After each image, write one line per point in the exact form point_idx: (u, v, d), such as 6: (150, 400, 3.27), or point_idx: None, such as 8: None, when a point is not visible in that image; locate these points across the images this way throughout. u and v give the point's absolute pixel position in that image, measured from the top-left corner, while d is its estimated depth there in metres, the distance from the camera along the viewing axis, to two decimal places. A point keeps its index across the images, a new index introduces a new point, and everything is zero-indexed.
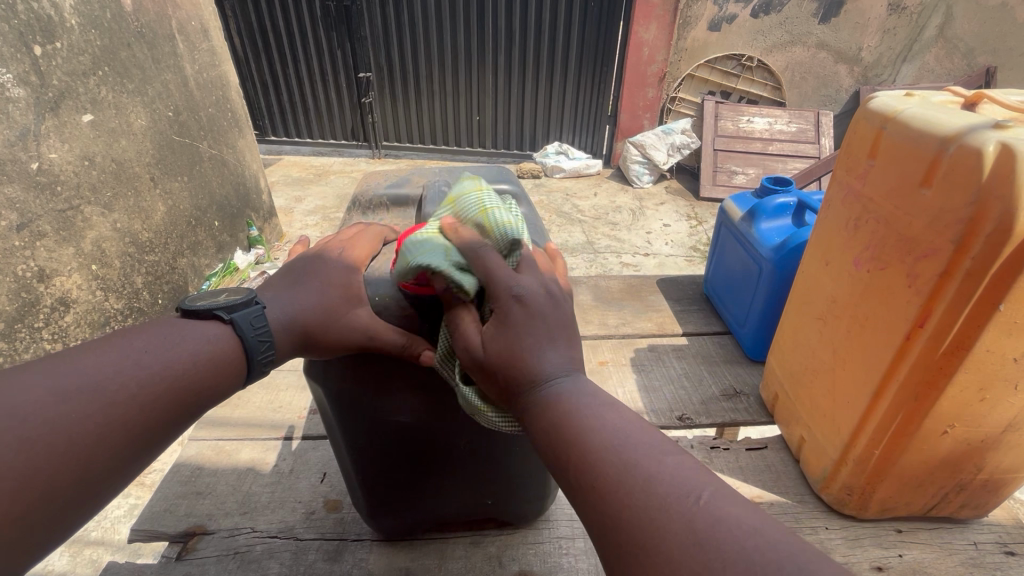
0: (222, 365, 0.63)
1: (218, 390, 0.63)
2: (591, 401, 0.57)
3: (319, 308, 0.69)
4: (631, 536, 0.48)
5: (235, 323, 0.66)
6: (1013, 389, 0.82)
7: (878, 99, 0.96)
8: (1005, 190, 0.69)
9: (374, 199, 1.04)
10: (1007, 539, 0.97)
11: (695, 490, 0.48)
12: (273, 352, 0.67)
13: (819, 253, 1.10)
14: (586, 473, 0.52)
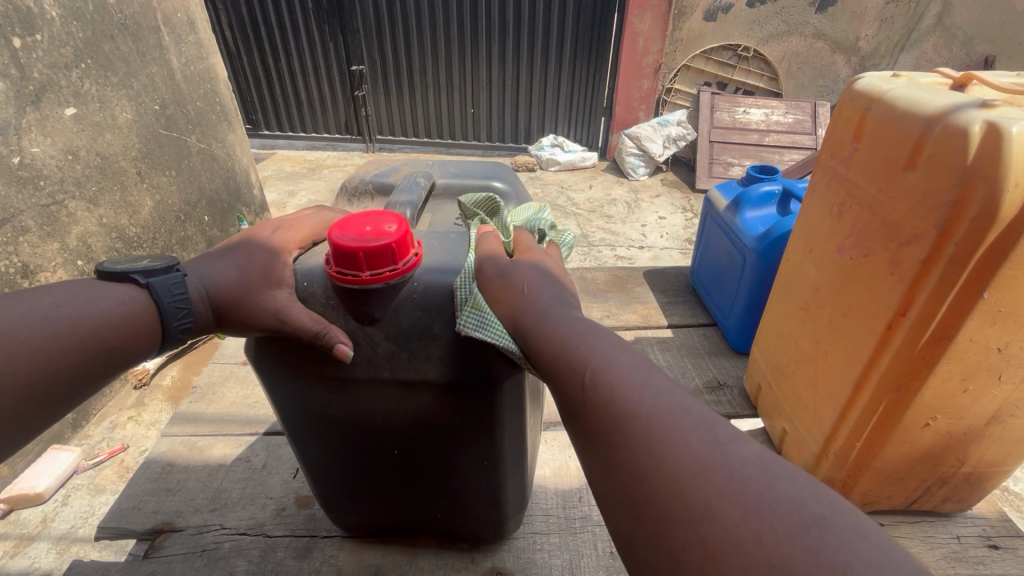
0: (137, 330, 0.64)
1: (133, 351, 0.65)
2: (603, 332, 0.56)
3: (234, 284, 0.67)
4: (639, 431, 0.46)
5: (152, 288, 0.66)
6: (996, 380, 0.80)
7: (864, 79, 0.93)
8: (990, 172, 0.66)
9: (362, 187, 1.02)
10: (990, 533, 0.96)
11: (708, 411, 0.46)
12: (190, 321, 0.67)
13: (802, 241, 1.07)
14: (592, 371, 0.51)
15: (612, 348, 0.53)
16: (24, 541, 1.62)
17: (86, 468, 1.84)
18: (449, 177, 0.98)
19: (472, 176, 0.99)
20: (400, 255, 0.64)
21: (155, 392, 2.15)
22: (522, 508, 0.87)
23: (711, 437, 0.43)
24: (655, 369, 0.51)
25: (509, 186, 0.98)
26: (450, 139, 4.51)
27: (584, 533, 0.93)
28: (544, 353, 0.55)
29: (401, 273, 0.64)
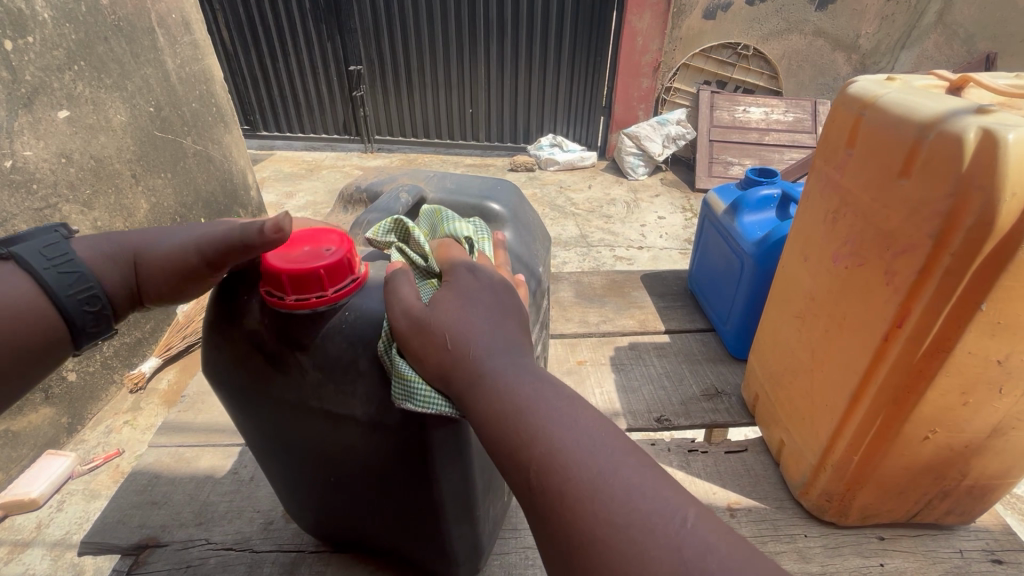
0: (12, 308, 0.62)
1: (25, 315, 0.63)
2: (553, 404, 0.54)
3: (176, 254, 0.69)
4: (619, 541, 0.45)
5: (14, 257, 0.63)
6: (996, 393, 0.77)
7: (857, 83, 0.91)
8: (986, 180, 0.64)
9: (357, 194, 1.00)
10: (994, 546, 0.93)
11: (679, 512, 0.46)
12: (89, 284, 0.66)
13: (798, 246, 1.05)
14: (555, 477, 0.49)
15: (569, 435, 0.51)
16: (18, 547, 1.61)
17: (80, 474, 1.82)
18: (443, 193, 0.95)
19: (469, 190, 0.96)
20: (329, 282, 0.64)
21: (151, 396, 2.10)
22: (481, 549, 0.83)
23: (691, 554, 0.43)
24: (612, 459, 0.49)
25: (505, 208, 0.94)
26: (449, 139, 4.48)
27: None
28: (502, 448, 0.53)
29: (332, 299, 0.64)
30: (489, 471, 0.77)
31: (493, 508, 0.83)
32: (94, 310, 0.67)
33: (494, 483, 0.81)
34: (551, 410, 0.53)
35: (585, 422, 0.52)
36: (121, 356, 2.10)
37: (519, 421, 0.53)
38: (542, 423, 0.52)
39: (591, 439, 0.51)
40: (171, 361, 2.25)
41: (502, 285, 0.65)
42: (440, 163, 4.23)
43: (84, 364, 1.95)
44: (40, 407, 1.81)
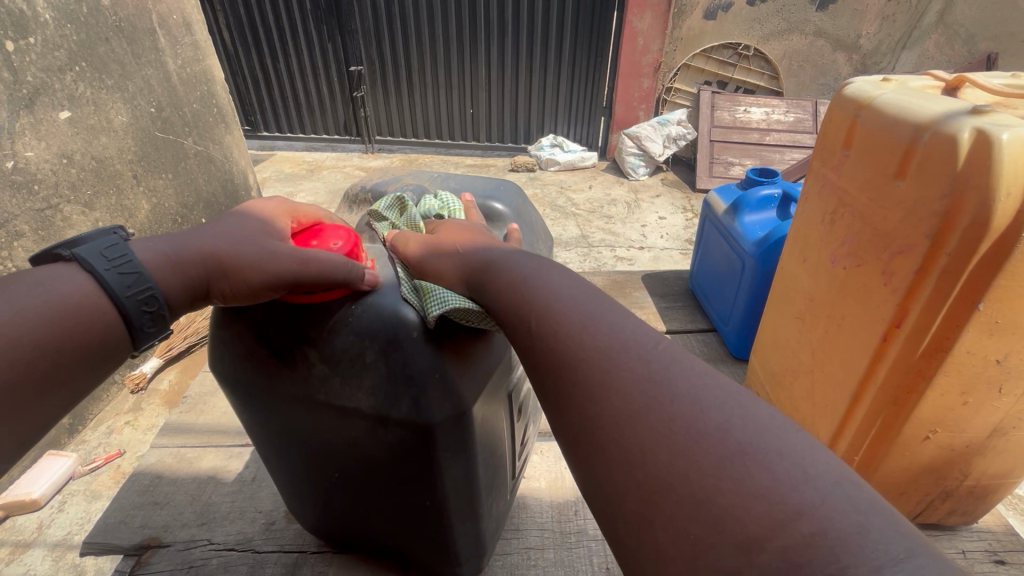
0: (73, 309, 0.58)
1: (90, 319, 0.59)
2: (547, 271, 0.60)
3: (219, 247, 0.65)
4: (593, 369, 0.49)
5: (79, 257, 0.60)
6: (996, 393, 0.77)
7: (853, 85, 0.91)
8: (980, 181, 0.64)
9: (365, 193, 1.00)
10: (996, 547, 0.94)
11: (654, 340, 0.50)
12: (154, 286, 0.61)
13: (797, 249, 1.05)
14: (544, 323, 0.54)
15: (562, 290, 0.57)
16: (19, 548, 1.61)
17: (82, 474, 1.82)
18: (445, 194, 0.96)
19: (473, 190, 0.96)
20: None
21: (152, 396, 2.11)
22: (480, 546, 0.83)
23: (657, 367, 0.47)
24: (605, 313, 0.54)
25: (508, 208, 0.94)
26: (449, 140, 4.48)
27: (579, 548, 0.91)
28: (504, 307, 0.59)
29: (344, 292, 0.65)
30: (491, 468, 0.77)
31: (495, 506, 0.83)
32: (152, 312, 0.62)
33: (497, 481, 0.81)
34: (571, 298, 0.55)
35: (575, 286, 0.57)
36: None
37: (539, 313, 0.55)
38: (536, 288, 0.58)
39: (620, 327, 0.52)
40: (171, 361, 2.25)
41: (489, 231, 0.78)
42: (440, 163, 4.22)
43: None
44: None
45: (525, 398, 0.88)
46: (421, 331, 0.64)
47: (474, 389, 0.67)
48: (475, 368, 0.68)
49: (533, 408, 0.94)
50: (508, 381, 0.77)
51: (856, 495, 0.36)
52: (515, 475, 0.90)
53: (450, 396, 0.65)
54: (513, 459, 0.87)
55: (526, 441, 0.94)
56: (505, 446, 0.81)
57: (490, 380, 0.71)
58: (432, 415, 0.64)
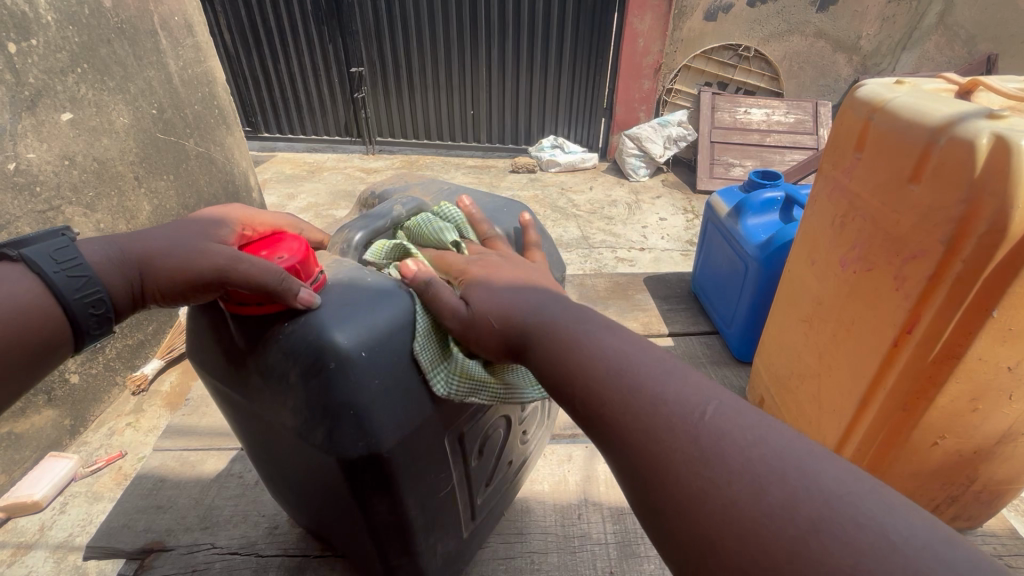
0: (27, 313, 0.60)
1: (37, 322, 0.61)
2: (588, 331, 0.59)
3: (162, 251, 0.66)
4: (645, 448, 0.49)
5: (26, 259, 0.61)
6: (1007, 399, 0.77)
7: (866, 88, 0.91)
8: (998, 187, 0.64)
9: (374, 197, 0.99)
10: (1000, 551, 0.93)
11: (699, 406, 0.48)
12: (97, 288, 0.63)
13: (805, 250, 1.05)
14: (592, 398, 0.54)
15: (604, 354, 0.56)
16: (20, 550, 1.61)
17: (83, 476, 1.82)
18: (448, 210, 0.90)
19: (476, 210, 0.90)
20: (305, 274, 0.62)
21: (154, 398, 2.10)
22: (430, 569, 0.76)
23: (708, 442, 0.45)
24: (646, 374, 0.53)
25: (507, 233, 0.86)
26: (450, 141, 4.48)
27: (583, 552, 0.91)
28: (551, 374, 0.58)
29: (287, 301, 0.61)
30: (437, 506, 0.71)
31: (448, 541, 0.77)
32: (99, 314, 0.65)
33: (448, 518, 0.75)
34: (607, 353, 0.56)
35: (615, 346, 0.56)
36: (123, 358, 2.10)
37: (586, 377, 0.55)
38: (580, 352, 0.57)
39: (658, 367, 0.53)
40: (172, 363, 2.24)
41: (510, 267, 0.73)
42: (441, 164, 4.22)
43: (87, 365, 1.95)
44: (43, 409, 1.82)
45: (497, 432, 0.81)
46: (339, 364, 0.58)
47: (399, 426, 0.62)
48: (406, 402, 0.62)
49: (514, 440, 0.87)
50: (461, 418, 0.70)
51: (937, 555, 0.36)
52: (483, 509, 0.83)
53: (365, 434, 0.59)
54: (476, 494, 0.80)
55: (503, 473, 0.87)
56: (455, 470, 0.73)
57: (427, 417, 0.64)
58: (343, 451, 0.59)
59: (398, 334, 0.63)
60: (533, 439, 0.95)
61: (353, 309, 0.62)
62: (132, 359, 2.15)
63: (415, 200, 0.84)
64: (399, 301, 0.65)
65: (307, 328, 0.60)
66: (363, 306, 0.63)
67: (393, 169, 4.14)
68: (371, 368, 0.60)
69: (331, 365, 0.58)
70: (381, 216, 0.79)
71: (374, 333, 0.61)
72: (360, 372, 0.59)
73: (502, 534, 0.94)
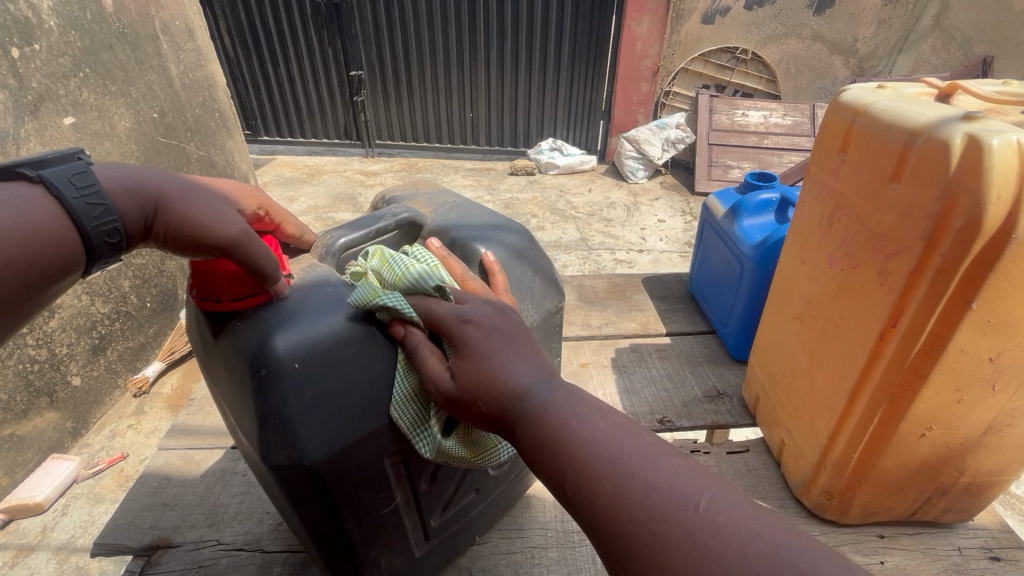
0: (45, 240, 0.56)
1: (58, 251, 0.56)
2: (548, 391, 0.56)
3: (179, 200, 0.62)
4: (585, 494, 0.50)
5: (46, 182, 0.56)
6: (989, 390, 0.79)
7: (849, 91, 0.93)
8: (971, 184, 0.66)
9: (384, 202, 1.00)
10: (992, 544, 0.95)
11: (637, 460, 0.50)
12: (117, 223, 0.59)
13: (795, 248, 1.07)
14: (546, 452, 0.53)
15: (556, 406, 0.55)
16: (24, 551, 1.62)
17: (85, 477, 1.83)
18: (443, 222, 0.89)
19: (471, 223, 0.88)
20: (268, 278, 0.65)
21: (155, 400, 2.11)
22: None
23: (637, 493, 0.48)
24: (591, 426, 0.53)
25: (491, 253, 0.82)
26: (449, 144, 4.51)
27: (582, 547, 0.92)
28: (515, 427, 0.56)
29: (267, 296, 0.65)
30: (376, 525, 0.71)
31: (394, 560, 0.76)
32: (114, 244, 0.60)
33: (392, 538, 0.74)
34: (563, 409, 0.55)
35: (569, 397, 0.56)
36: (125, 360, 2.11)
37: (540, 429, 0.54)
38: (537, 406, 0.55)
39: (597, 424, 0.54)
40: (174, 365, 2.26)
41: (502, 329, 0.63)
42: (441, 167, 4.25)
43: (88, 367, 1.96)
44: (45, 410, 1.82)
45: (457, 461, 0.78)
46: (270, 371, 0.61)
47: (324, 443, 0.62)
48: (341, 417, 0.63)
49: (481, 469, 0.83)
50: (405, 444, 0.69)
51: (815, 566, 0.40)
52: (439, 532, 0.82)
53: (286, 446, 0.61)
54: (429, 518, 0.79)
55: (465, 499, 0.84)
56: (400, 491, 0.73)
57: (361, 436, 0.65)
58: (268, 458, 0.62)
59: (341, 350, 0.64)
60: (512, 469, 0.90)
61: (297, 316, 0.64)
62: (134, 361, 2.15)
63: (412, 210, 0.83)
64: (347, 315, 0.66)
65: (250, 335, 0.63)
66: (306, 317, 0.64)
67: (393, 173, 4.16)
68: (302, 381, 0.62)
69: (263, 373, 0.61)
70: (372, 223, 0.79)
71: (311, 346, 0.63)
72: (290, 384, 0.61)
73: (503, 530, 0.95)
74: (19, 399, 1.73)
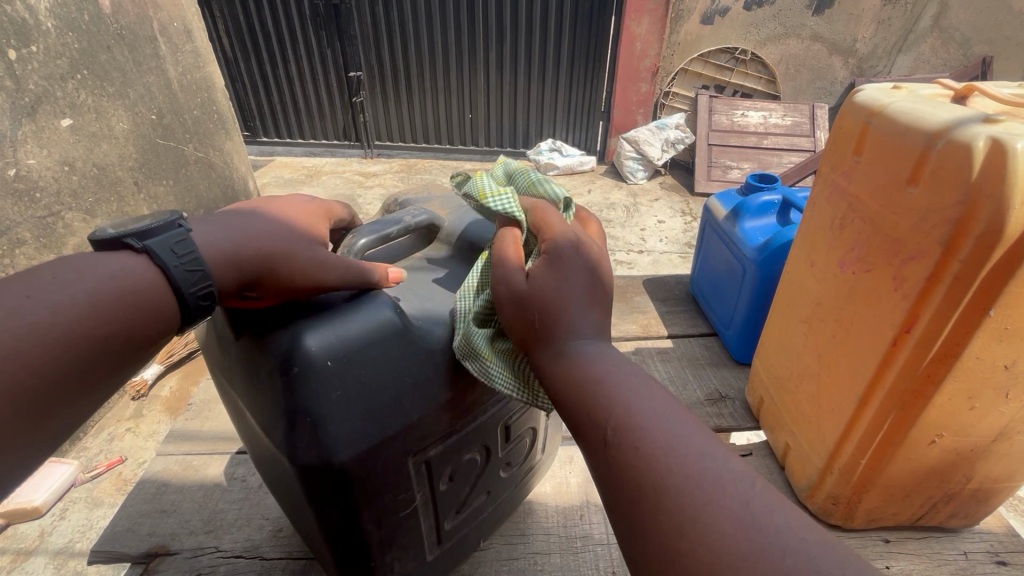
0: (146, 312, 0.56)
1: (160, 324, 0.58)
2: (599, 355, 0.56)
3: (271, 249, 0.62)
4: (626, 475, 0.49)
5: (150, 252, 0.57)
6: (1002, 398, 0.78)
7: (863, 92, 0.92)
8: (995, 190, 0.65)
9: (394, 205, 0.99)
10: (998, 548, 0.95)
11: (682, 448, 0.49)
12: (212, 284, 0.59)
13: (804, 252, 1.06)
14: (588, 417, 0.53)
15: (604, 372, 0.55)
16: (21, 556, 1.61)
17: (83, 481, 1.82)
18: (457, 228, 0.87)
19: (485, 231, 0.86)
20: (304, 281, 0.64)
21: (153, 402, 2.10)
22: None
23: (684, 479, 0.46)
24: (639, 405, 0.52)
25: None
26: (448, 145, 4.50)
27: (585, 552, 0.91)
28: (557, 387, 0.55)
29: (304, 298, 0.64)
30: (393, 528, 0.70)
31: (408, 564, 0.75)
32: (207, 306, 0.60)
33: (407, 541, 0.73)
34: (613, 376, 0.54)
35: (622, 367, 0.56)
36: None
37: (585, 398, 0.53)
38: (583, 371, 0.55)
39: (638, 391, 0.54)
40: (173, 367, 2.25)
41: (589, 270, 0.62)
42: (440, 168, 4.24)
43: None
44: None
45: (473, 461, 0.78)
46: (303, 368, 0.59)
47: (354, 442, 0.61)
48: (371, 416, 0.62)
49: (495, 470, 0.83)
50: (429, 443, 0.69)
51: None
52: (452, 535, 0.81)
53: (318, 445, 0.59)
54: (444, 521, 0.78)
55: (479, 501, 0.84)
56: (420, 493, 0.71)
57: (388, 436, 0.63)
58: (295, 458, 0.60)
59: (374, 347, 0.63)
60: (521, 469, 0.90)
61: (330, 313, 0.63)
62: None
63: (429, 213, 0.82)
64: (380, 312, 0.64)
65: (279, 333, 0.61)
66: (339, 315, 0.63)
67: (391, 174, 4.15)
68: (336, 379, 0.60)
69: (295, 371, 0.59)
70: (392, 223, 0.77)
71: (345, 343, 0.61)
72: (321, 381, 0.59)
73: (505, 536, 0.94)
74: None
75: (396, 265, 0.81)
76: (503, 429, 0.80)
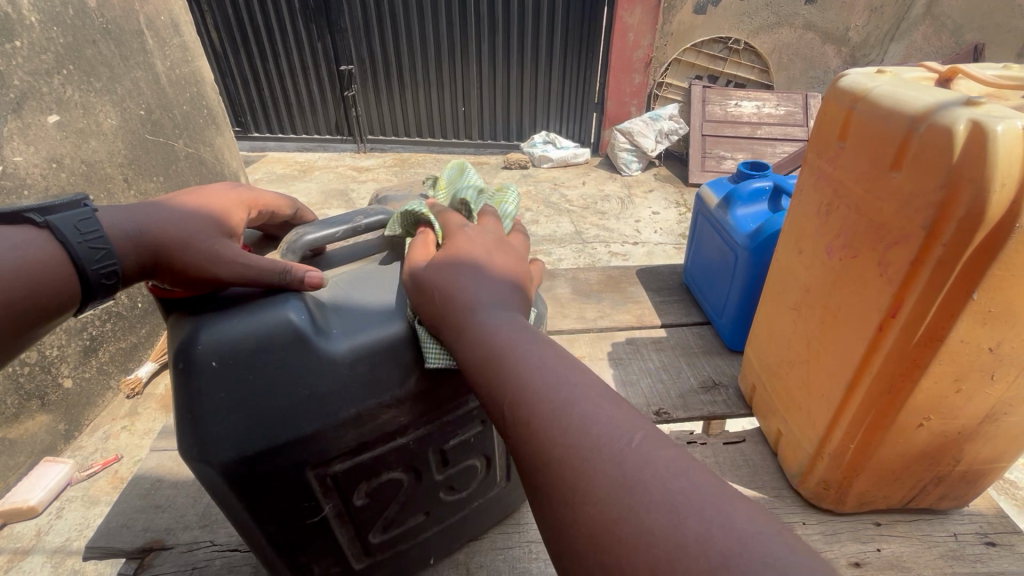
0: (49, 281, 0.63)
1: (60, 292, 0.64)
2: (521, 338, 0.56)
3: (177, 237, 0.66)
4: (548, 473, 0.47)
5: (52, 227, 0.65)
6: (989, 379, 0.79)
7: (849, 77, 0.92)
8: (976, 171, 0.65)
9: (377, 203, 0.99)
10: (987, 530, 0.96)
11: (613, 435, 0.46)
12: (111, 261, 0.66)
13: (792, 239, 1.06)
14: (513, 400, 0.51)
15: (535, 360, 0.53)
16: (18, 555, 1.61)
17: (79, 480, 1.82)
18: None
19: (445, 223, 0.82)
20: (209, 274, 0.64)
21: (148, 401, 2.09)
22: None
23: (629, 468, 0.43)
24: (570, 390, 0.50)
25: None
26: (441, 138, 4.48)
27: None
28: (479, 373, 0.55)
29: (209, 289, 0.64)
30: (302, 534, 0.69)
31: (330, 567, 0.74)
32: (109, 284, 0.67)
33: (325, 546, 0.72)
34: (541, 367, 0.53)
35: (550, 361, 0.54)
36: (116, 362, 2.08)
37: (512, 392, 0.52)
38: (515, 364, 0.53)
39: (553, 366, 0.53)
40: (168, 365, 2.23)
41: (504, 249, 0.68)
42: (433, 162, 4.21)
43: (81, 369, 1.94)
44: (37, 413, 1.81)
45: (400, 480, 0.74)
46: (188, 365, 0.60)
47: (237, 447, 0.60)
48: (255, 422, 0.60)
49: (433, 491, 0.78)
50: (332, 457, 0.66)
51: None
52: (383, 547, 0.78)
53: (199, 443, 0.59)
54: (368, 534, 0.75)
55: (416, 520, 0.79)
56: (329, 505, 0.69)
57: (276, 445, 0.61)
58: (184, 456, 0.61)
59: (260, 353, 0.60)
60: (476, 493, 0.84)
61: (229, 310, 0.63)
62: (126, 362, 2.13)
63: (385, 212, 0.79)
64: (277, 316, 0.62)
65: (183, 325, 0.62)
66: (234, 312, 0.62)
67: (385, 168, 4.13)
68: (219, 379, 0.60)
69: (182, 366, 0.60)
70: (341, 223, 0.75)
71: (233, 345, 0.60)
72: (207, 380, 0.60)
73: (500, 526, 0.95)
74: (10, 403, 1.71)
75: (349, 260, 0.80)
76: (437, 453, 0.75)
